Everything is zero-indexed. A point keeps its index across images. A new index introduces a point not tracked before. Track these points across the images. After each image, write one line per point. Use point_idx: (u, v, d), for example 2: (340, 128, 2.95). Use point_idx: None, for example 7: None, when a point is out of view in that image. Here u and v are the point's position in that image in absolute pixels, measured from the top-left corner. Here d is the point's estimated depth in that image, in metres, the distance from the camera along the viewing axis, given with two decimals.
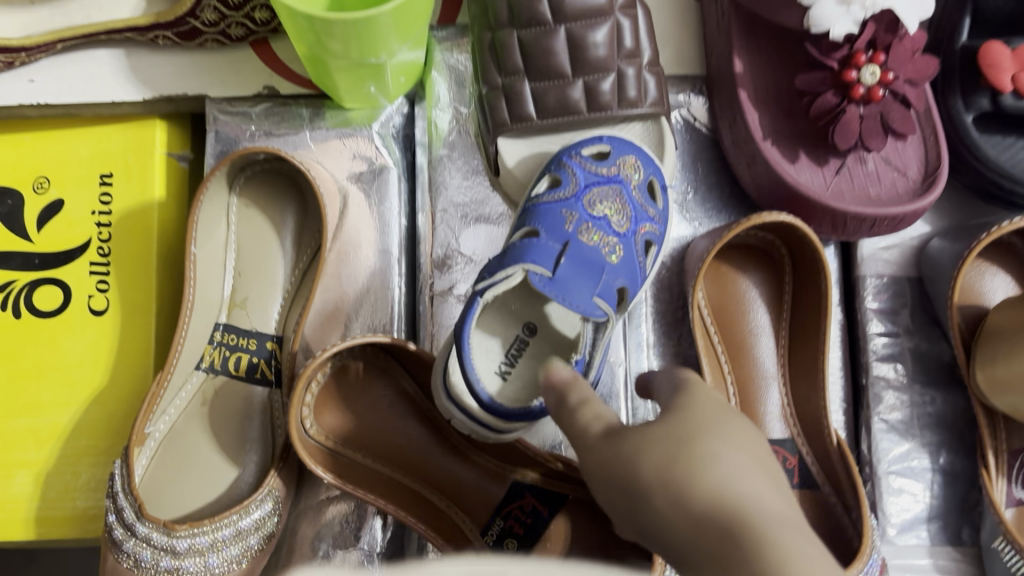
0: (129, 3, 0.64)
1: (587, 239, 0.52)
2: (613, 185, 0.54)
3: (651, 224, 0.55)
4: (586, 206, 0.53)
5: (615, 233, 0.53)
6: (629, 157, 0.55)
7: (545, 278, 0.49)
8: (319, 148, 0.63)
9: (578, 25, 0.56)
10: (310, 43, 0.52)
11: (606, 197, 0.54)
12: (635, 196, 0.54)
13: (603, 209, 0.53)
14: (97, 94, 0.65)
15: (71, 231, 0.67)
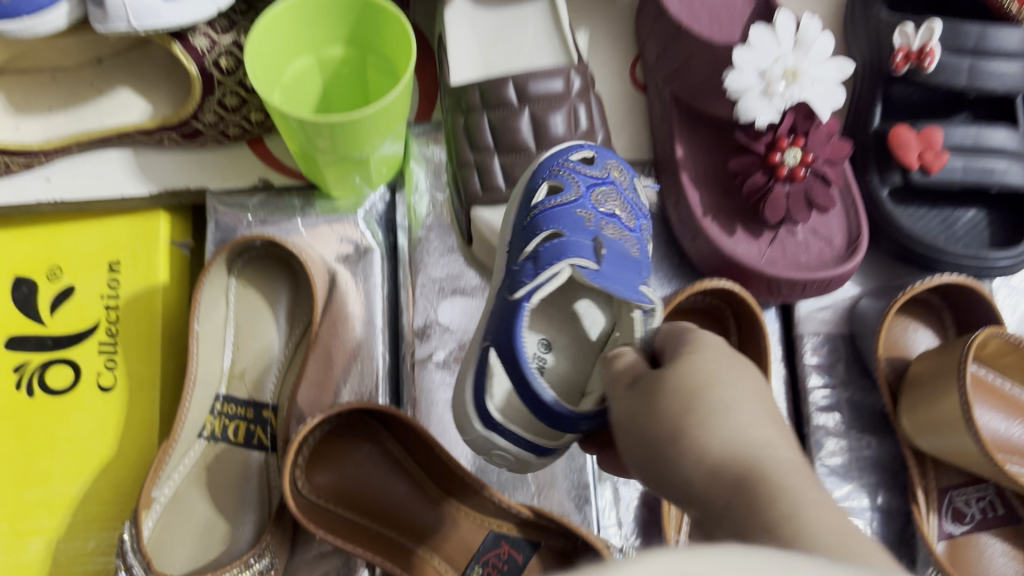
0: (136, 109, 0.71)
1: (608, 236, 0.56)
2: (608, 191, 0.59)
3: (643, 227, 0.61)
4: (597, 207, 0.58)
5: (626, 231, 0.58)
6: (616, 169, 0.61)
7: (593, 270, 0.52)
8: (310, 232, 0.70)
9: (540, 107, 0.63)
10: (300, 141, 0.59)
11: (606, 198, 0.59)
12: (631, 206, 0.60)
13: (609, 208, 0.58)
14: (108, 189, 0.71)
15: (82, 313, 0.73)
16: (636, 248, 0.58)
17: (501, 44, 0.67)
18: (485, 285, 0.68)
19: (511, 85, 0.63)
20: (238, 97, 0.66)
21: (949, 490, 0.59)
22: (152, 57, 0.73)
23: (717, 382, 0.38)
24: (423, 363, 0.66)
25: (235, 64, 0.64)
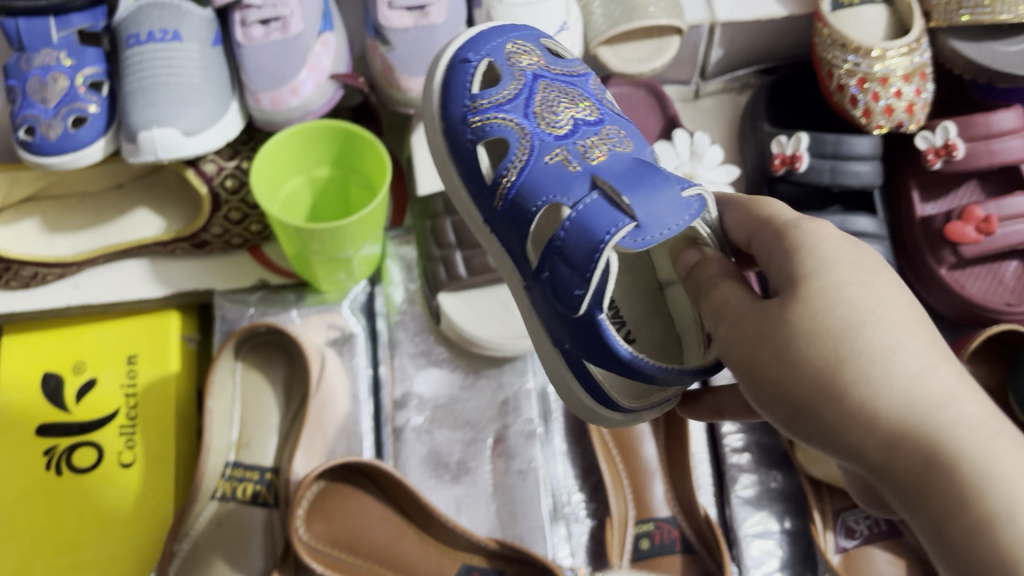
0: (153, 224, 0.83)
1: (586, 150, 0.54)
2: (536, 96, 0.58)
3: (588, 99, 0.59)
4: (546, 127, 0.56)
5: (596, 131, 0.56)
6: (534, 71, 0.60)
7: (633, 232, 0.46)
8: (303, 320, 0.81)
9: None
10: (297, 245, 0.72)
11: (542, 111, 0.57)
12: (573, 93, 0.59)
13: (563, 122, 0.56)
14: (128, 293, 0.83)
15: (103, 401, 0.83)
16: (613, 135, 0.57)
17: None
18: (452, 358, 0.81)
19: None
20: (240, 212, 0.80)
21: (842, 512, 0.71)
22: (165, 181, 0.86)
23: (865, 317, 0.35)
24: (402, 427, 0.78)
25: (238, 184, 0.78)
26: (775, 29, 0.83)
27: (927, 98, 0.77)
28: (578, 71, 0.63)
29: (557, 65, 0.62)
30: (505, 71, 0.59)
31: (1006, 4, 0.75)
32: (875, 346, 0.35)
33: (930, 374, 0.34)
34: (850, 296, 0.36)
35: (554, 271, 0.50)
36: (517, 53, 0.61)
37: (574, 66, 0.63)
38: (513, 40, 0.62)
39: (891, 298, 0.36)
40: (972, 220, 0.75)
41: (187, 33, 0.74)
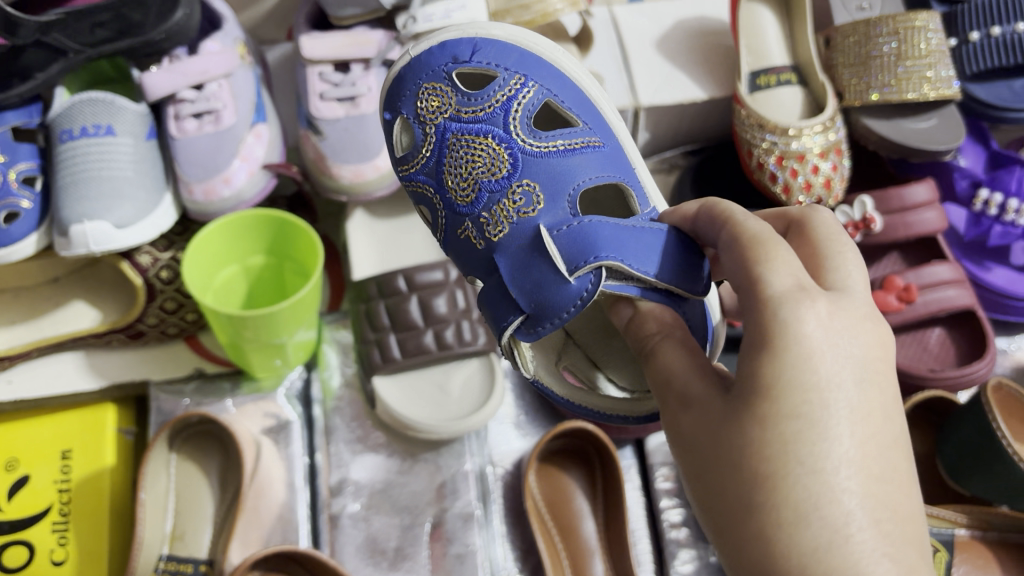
0: (89, 316, 0.83)
1: (493, 218, 0.56)
2: (447, 157, 0.59)
3: (501, 142, 0.57)
4: (454, 198, 0.58)
5: (502, 193, 0.56)
6: (444, 121, 0.59)
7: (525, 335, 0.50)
8: (239, 409, 0.81)
9: (425, 292, 0.78)
10: (229, 333, 0.72)
11: (452, 180, 0.59)
12: (480, 144, 0.57)
13: (471, 190, 0.57)
14: (63, 386, 0.82)
15: (35, 498, 0.79)
16: (519, 193, 0.56)
17: (394, 245, 0.84)
18: (388, 441, 0.81)
19: (400, 277, 0.78)
20: (175, 301, 0.80)
21: None
22: (101, 274, 0.85)
23: (799, 464, 0.34)
24: (338, 514, 0.77)
25: (174, 275, 0.78)
26: (697, 110, 0.86)
27: (844, 173, 0.80)
28: (500, 99, 0.57)
29: (474, 100, 0.58)
30: (417, 127, 0.61)
31: (912, 83, 0.79)
32: (808, 506, 0.33)
33: (837, 547, 0.33)
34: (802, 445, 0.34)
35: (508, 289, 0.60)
36: (429, 101, 0.60)
37: (501, 89, 0.58)
38: (428, 79, 0.60)
39: (848, 455, 0.34)
40: (893, 289, 0.78)
41: (120, 128, 0.75)
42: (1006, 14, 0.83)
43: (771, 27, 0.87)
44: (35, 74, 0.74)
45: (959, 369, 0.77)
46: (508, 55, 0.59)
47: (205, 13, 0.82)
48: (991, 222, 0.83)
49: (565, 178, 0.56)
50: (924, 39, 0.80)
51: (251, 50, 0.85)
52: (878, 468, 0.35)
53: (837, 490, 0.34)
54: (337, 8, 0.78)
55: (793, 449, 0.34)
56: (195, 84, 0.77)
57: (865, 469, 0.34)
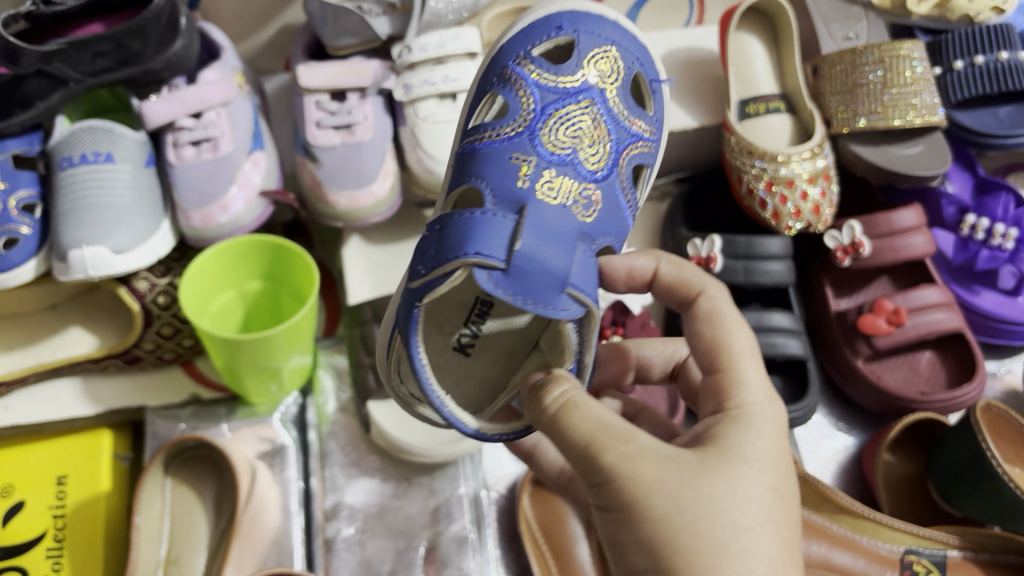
0: (86, 342, 0.83)
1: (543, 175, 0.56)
2: (568, 106, 0.61)
3: (611, 147, 0.61)
4: (544, 138, 0.59)
5: (576, 177, 0.58)
6: (595, 86, 0.63)
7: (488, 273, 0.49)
8: (234, 433, 0.81)
9: None
10: (226, 357, 0.73)
11: (550, 126, 0.60)
12: (586, 110, 0.61)
13: (564, 146, 0.59)
14: (58, 411, 0.82)
15: (29, 524, 0.76)
16: (587, 194, 0.57)
17: (390, 268, 0.85)
18: (382, 465, 0.82)
19: None
20: (172, 326, 0.80)
21: None
22: (99, 301, 0.85)
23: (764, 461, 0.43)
24: (333, 538, 0.78)
25: (171, 300, 0.79)
26: (688, 137, 0.88)
27: (833, 199, 0.81)
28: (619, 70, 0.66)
29: (627, 107, 0.64)
30: (573, 62, 0.63)
31: (898, 110, 0.81)
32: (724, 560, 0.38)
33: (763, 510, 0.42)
34: (716, 505, 0.39)
35: (435, 238, 0.53)
36: (600, 61, 0.64)
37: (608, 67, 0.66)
38: (615, 46, 0.66)
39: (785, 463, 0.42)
40: (883, 312, 0.78)
41: (119, 155, 0.76)
42: (986, 43, 0.85)
43: (759, 57, 0.89)
44: (37, 103, 0.75)
45: (949, 392, 0.78)
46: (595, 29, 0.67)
47: (204, 43, 0.83)
48: (978, 247, 0.84)
49: (624, 238, 0.62)
50: (909, 67, 0.82)
51: (249, 80, 0.87)
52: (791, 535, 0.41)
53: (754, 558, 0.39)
54: (334, 39, 0.80)
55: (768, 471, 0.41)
56: (194, 112, 0.78)
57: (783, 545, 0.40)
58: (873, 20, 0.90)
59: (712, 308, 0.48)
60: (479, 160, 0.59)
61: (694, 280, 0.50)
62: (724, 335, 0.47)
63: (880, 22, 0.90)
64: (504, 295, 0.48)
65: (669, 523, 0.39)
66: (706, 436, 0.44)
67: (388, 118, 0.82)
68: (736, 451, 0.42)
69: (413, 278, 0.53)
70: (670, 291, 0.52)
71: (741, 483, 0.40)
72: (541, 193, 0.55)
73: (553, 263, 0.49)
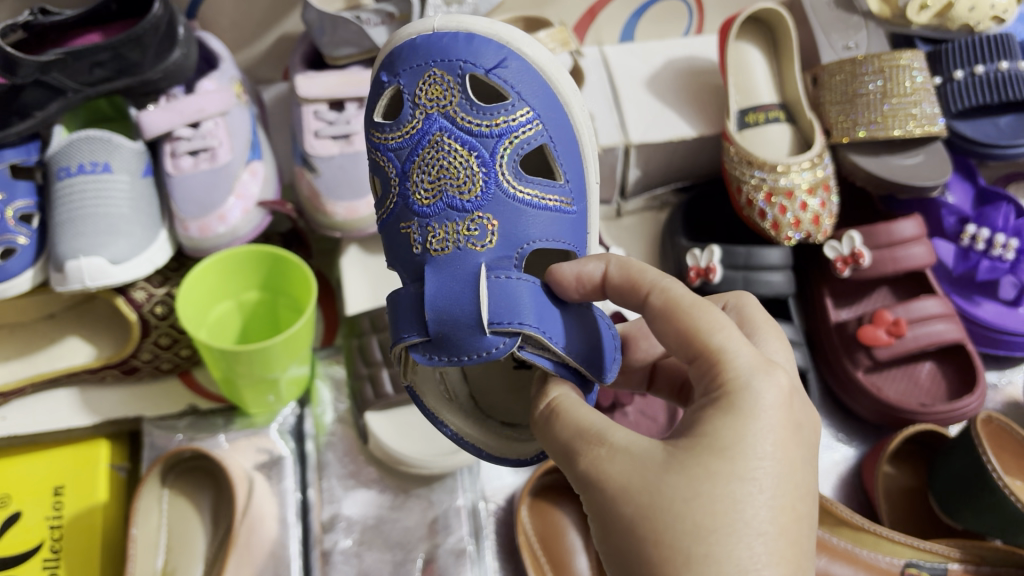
0: (83, 352, 0.83)
1: (425, 235, 0.55)
2: (424, 151, 0.57)
3: (481, 164, 0.56)
4: (414, 196, 0.56)
5: (458, 217, 0.55)
6: (435, 114, 0.58)
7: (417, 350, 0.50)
8: (231, 444, 0.81)
9: None
10: (224, 367, 0.72)
11: (417, 177, 0.57)
12: (439, 148, 0.56)
13: (433, 195, 0.56)
14: (56, 422, 0.81)
15: (26, 534, 0.76)
16: (476, 225, 0.54)
17: (387, 279, 0.85)
18: (380, 475, 0.82)
19: None
20: (170, 336, 0.80)
21: None
22: (97, 311, 0.85)
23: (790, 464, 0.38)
24: (331, 549, 0.77)
25: (168, 310, 0.78)
26: (687, 148, 0.87)
27: (832, 209, 0.81)
28: (456, 81, 0.58)
29: (476, 111, 0.57)
30: (408, 107, 0.59)
31: (898, 120, 0.80)
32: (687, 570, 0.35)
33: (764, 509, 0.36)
34: (675, 509, 0.36)
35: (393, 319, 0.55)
36: (429, 88, 0.58)
37: (437, 73, 0.59)
38: (438, 64, 0.59)
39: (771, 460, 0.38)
40: (883, 324, 0.78)
41: (117, 165, 0.76)
42: (987, 53, 0.85)
43: (758, 66, 0.88)
44: (34, 112, 0.75)
45: (949, 403, 0.77)
46: (414, 51, 0.60)
47: (202, 53, 0.83)
48: (979, 257, 0.83)
49: (555, 238, 0.57)
50: (909, 77, 0.82)
51: (247, 89, 0.87)
52: (790, 540, 0.37)
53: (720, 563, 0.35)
54: (333, 48, 0.80)
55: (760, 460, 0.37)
56: (191, 122, 0.78)
57: (766, 546, 0.36)
58: (874, 29, 0.90)
59: (666, 301, 0.44)
60: (386, 243, 0.59)
61: (640, 277, 0.45)
62: (693, 325, 0.42)
63: (880, 32, 0.90)
64: (439, 363, 0.50)
65: (634, 532, 0.37)
66: (688, 427, 0.40)
67: None
68: (710, 441, 0.38)
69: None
70: (623, 296, 0.47)
71: (712, 480, 0.37)
72: (432, 253, 0.54)
73: (462, 313, 0.50)
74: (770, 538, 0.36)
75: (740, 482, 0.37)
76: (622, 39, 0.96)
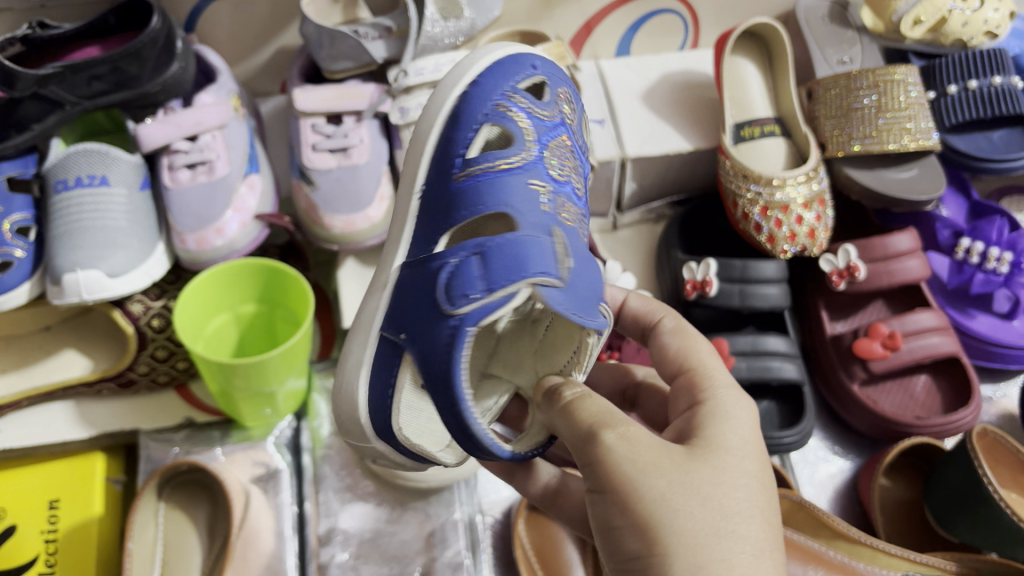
0: (80, 364, 0.82)
1: (558, 203, 0.58)
2: (556, 137, 0.63)
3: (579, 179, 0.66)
4: (550, 165, 0.60)
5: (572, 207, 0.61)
6: (563, 117, 0.66)
7: (558, 294, 0.50)
8: (228, 456, 0.81)
9: None
10: (221, 381, 0.72)
11: (550, 155, 0.61)
12: (564, 142, 0.64)
13: (562, 175, 0.61)
14: (51, 435, 0.81)
15: (20, 549, 0.75)
16: (578, 221, 0.62)
17: None
18: (377, 488, 0.82)
19: None
20: (167, 349, 0.80)
21: None
22: (93, 323, 0.85)
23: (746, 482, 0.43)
24: (328, 563, 0.77)
25: (165, 323, 0.78)
26: (683, 161, 0.88)
27: (827, 223, 0.81)
28: (572, 102, 0.69)
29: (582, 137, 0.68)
30: (551, 99, 0.66)
31: (893, 134, 0.81)
32: (716, 542, 0.40)
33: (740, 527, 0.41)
34: (705, 492, 0.41)
35: (476, 262, 0.51)
36: (566, 97, 0.68)
37: (564, 92, 0.68)
38: (569, 86, 0.70)
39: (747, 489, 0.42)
40: (878, 336, 0.78)
41: (114, 178, 0.76)
42: (981, 68, 0.85)
43: (754, 80, 0.89)
44: (32, 125, 0.75)
45: (945, 416, 0.78)
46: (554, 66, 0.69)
47: (201, 66, 0.83)
48: (973, 270, 0.84)
49: None
50: (903, 92, 0.83)
51: (244, 102, 0.87)
52: None
53: (744, 539, 0.41)
54: (331, 62, 0.80)
55: (746, 458, 0.44)
56: (188, 135, 0.78)
57: (768, 528, 0.42)
58: (868, 44, 0.91)
59: (677, 324, 0.56)
60: (492, 181, 0.57)
61: (656, 309, 0.59)
62: (691, 346, 0.53)
63: (874, 47, 0.91)
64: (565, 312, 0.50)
65: (664, 504, 0.41)
66: (688, 431, 0.46)
67: (385, 141, 0.83)
68: (717, 442, 0.44)
69: (450, 304, 0.51)
70: (637, 315, 0.60)
71: (727, 471, 0.43)
72: (564, 219, 0.58)
73: (590, 288, 0.53)
74: (771, 525, 0.43)
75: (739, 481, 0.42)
76: (618, 52, 0.96)
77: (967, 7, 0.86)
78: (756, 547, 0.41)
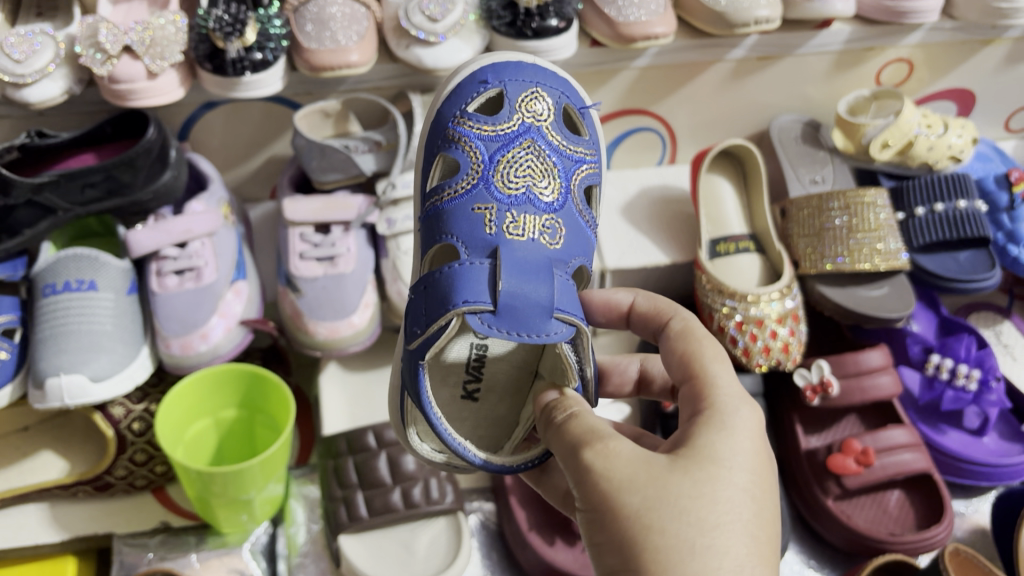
0: (57, 466, 0.82)
1: (506, 219, 0.61)
2: (513, 151, 0.66)
3: (563, 177, 0.67)
4: (497, 182, 0.64)
5: (537, 213, 0.63)
6: (531, 125, 0.67)
7: (488, 315, 0.54)
8: (202, 564, 0.80)
9: (394, 450, 0.80)
10: (198, 487, 0.72)
11: (502, 172, 0.65)
12: (530, 148, 0.66)
13: (518, 186, 0.64)
14: (23, 538, 0.80)
15: None
16: (549, 225, 0.63)
17: (365, 399, 0.86)
18: None
19: (370, 434, 0.81)
20: (146, 453, 0.80)
21: None
22: (73, 425, 0.85)
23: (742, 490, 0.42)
24: None
25: (145, 427, 0.79)
26: (661, 273, 0.90)
27: (801, 338, 0.83)
28: (556, 109, 0.70)
29: (567, 136, 0.69)
30: (513, 109, 0.68)
31: (863, 254, 0.84)
32: (691, 557, 0.40)
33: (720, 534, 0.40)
34: (681, 505, 0.41)
35: (425, 296, 0.57)
36: (529, 101, 0.69)
37: (542, 91, 0.70)
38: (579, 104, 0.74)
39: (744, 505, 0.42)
40: (851, 452, 0.80)
41: (102, 282, 0.77)
42: (946, 192, 0.89)
43: (728, 197, 0.92)
44: (23, 230, 0.76)
45: (918, 532, 0.78)
46: (524, 71, 0.71)
47: (193, 174, 0.85)
48: (943, 386, 0.86)
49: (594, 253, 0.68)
50: (873, 213, 0.86)
51: (234, 210, 0.89)
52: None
53: (723, 556, 0.40)
54: (321, 174, 0.82)
55: (734, 474, 0.43)
56: (178, 242, 0.79)
57: (755, 547, 0.41)
58: (838, 165, 0.94)
59: (684, 326, 0.53)
60: (450, 215, 0.63)
61: (665, 309, 0.56)
62: (697, 347, 0.51)
63: (845, 168, 0.94)
64: (499, 333, 0.53)
65: (638, 521, 0.41)
66: (682, 440, 0.45)
67: (370, 250, 0.85)
68: (708, 452, 0.43)
69: (409, 339, 0.57)
70: (645, 318, 0.58)
71: (712, 483, 0.42)
72: (508, 234, 0.61)
73: (534, 296, 0.55)
74: (759, 541, 0.41)
75: (734, 489, 0.42)
76: None
77: (931, 132, 0.90)
78: (738, 562, 0.40)
